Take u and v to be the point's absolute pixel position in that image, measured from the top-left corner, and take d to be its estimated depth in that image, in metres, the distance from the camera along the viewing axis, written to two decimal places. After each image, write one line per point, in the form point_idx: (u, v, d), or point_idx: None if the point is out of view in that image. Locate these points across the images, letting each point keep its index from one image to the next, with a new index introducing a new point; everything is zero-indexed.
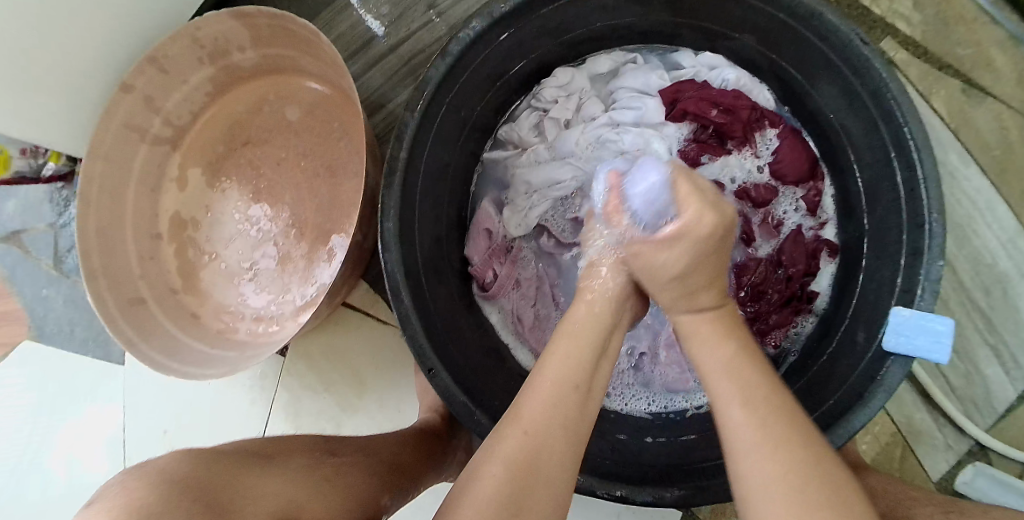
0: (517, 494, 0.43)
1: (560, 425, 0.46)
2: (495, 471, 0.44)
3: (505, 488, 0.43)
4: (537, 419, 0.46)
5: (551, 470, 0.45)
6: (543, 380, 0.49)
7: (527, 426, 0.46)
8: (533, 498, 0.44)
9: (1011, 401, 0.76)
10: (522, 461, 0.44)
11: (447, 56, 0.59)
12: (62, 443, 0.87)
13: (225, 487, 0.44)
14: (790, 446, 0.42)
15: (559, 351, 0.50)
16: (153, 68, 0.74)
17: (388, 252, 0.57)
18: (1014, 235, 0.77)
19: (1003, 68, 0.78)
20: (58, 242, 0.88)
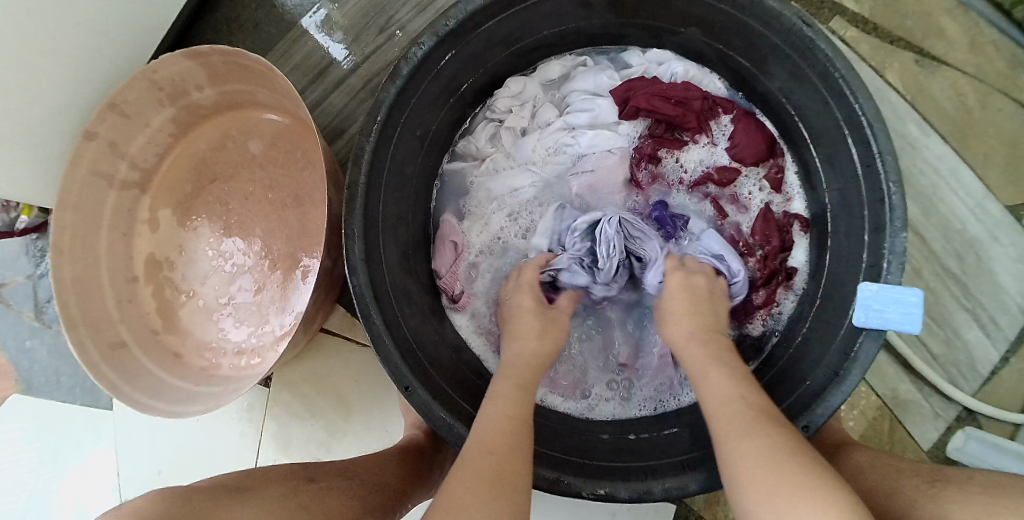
0: (490, 498, 0.44)
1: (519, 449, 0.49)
2: (469, 480, 0.46)
3: (482, 492, 0.44)
4: (496, 440, 0.49)
5: (519, 481, 0.47)
6: (501, 417, 0.51)
7: (492, 446, 0.48)
8: (509, 499, 0.45)
9: (995, 363, 0.76)
10: (492, 472, 0.46)
11: (397, 78, 0.60)
12: (68, 487, 0.87)
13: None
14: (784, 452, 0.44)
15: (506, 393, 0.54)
16: (113, 113, 0.75)
17: (355, 275, 0.57)
18: (981, 199, 0.77)
19: (954, 36, 0.78)
20: (37, 294, 0.89)
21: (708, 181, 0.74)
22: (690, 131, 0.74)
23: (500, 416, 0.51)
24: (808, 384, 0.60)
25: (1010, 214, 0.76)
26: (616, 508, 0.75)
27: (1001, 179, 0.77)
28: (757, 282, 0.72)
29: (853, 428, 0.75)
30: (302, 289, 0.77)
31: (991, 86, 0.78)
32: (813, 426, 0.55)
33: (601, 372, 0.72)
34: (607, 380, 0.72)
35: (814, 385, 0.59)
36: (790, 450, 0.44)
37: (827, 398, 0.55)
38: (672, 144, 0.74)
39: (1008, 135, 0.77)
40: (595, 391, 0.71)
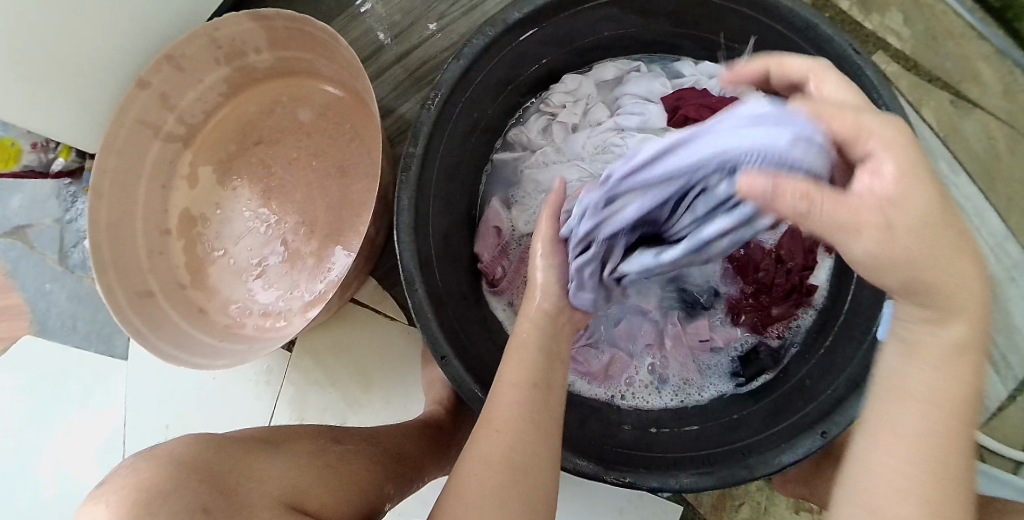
0: (499, 488, 0.46)
1: (530, 424, 0.48)
2: (477, 470, 0.47)
3: (491, 481, 0.46)
4: (506, 417, 0.49)
5: (541, 460, 0.47)
6: (504, 385, 0.51)
7: (499, 424, 0.48)
8: (522, 488, 0.46)
9: (1003, 400, 0.78)
10: (502, 460, 0.47)
11: (461, 59, 0.61)
12: (50, 453, 0.87)
13: (232, 473, 0.46)
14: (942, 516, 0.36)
15: (516, 358, 0.52)
16: (169, 66, 0.76)
17: (403, 243, 0.59)
18: (1002, 241, 0.79)
19: (990, 81, 0.81)
20: (64, 238, 0.89)
21: None
22: None
23: (504, 388, 0.50)
24: (827, 393, 0.61)
25: None
26: (623, 503, 0.77)
27: (1023, 223, 0.80)
28: (779, 297, 0.70)
29: None
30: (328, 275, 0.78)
31: (1022, 133, 0.81)
32: (831, 433, 0.55)
33: (632, 358, 0.72)
34: (642, 367, 0.72)
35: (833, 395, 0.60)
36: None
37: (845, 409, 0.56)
38: None
39: None
40: (629, 377, 0.72)
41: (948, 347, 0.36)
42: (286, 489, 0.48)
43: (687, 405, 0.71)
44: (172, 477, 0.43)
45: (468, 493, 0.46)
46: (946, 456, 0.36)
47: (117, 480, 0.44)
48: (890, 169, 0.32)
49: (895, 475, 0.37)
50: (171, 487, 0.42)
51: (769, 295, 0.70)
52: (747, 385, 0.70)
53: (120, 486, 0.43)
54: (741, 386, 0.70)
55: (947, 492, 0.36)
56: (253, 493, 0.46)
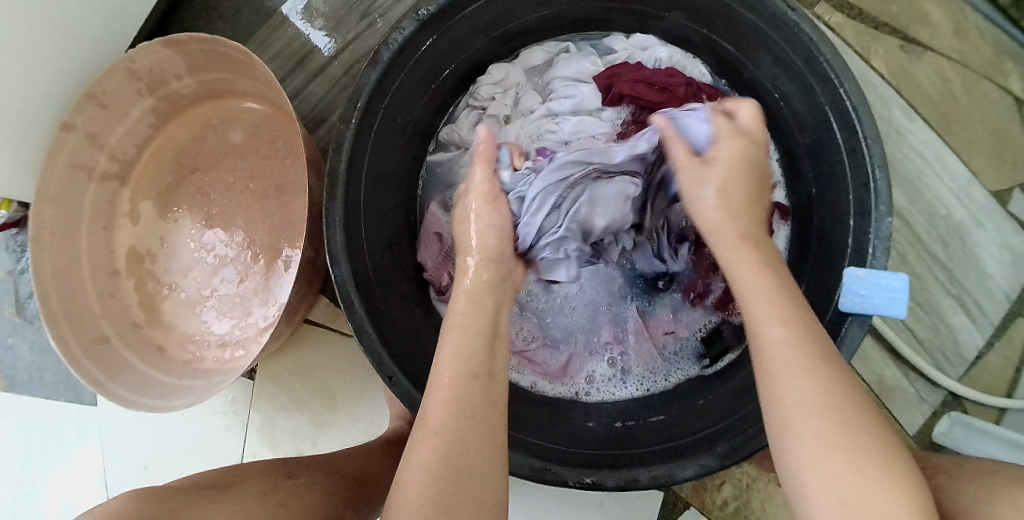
0: (441, 494, 0.41)
1: (468, 419, 0.44)
2: (416, 478, 0.42)
3: (429, 489, 0.42)
4: (446, 417, 0.44)
5: (482, 461, 0.43)
6: (440, 377, 0.47)
7: (436, 426, 0.44)
8: (463, 491, 0.42)
9: (980, 348, 0.76)
10: (440, 462, 0.42)
11: (377, 65, 0.59)
12: (54, 489, 0.85)
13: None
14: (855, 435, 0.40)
15: (451, 343, 0.48)
16: (91, 104, 0.73)
17: (337, 263, 0.56)
18: (966, 185, 0.77)
19: (938, 22, 0.78)
20: (18, 289, 0.87)
21: None
22: None
23: (443, 377, 0.46)
24: None
25: (994, 200, 0.76)
26: (603, 496, 0.75)
27: (986, 165, 0.77)
28: None
29: None
30: (284, 278, 0.76)
31: (976, 72, 0.78)
32: None
33: (590, 354, 0.71)
34: (529, 323, 0.72)
35: None
36: (842, 404, 0.41)
37: None
38: None
39: (993, 121, 0.77)
40: (588, 373, 0.71)
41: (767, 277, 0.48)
42: None
43: (653, 393, 0.69)
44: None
45: (406, 505, 0.42)
46: (797, 324, 0.44)
47: None
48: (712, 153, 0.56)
49: (782, 370, 0.43)
50: None
51: None
52: (712, 366, 0.69)
53: None
54: (707, 368, 0.69)
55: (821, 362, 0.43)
56: None
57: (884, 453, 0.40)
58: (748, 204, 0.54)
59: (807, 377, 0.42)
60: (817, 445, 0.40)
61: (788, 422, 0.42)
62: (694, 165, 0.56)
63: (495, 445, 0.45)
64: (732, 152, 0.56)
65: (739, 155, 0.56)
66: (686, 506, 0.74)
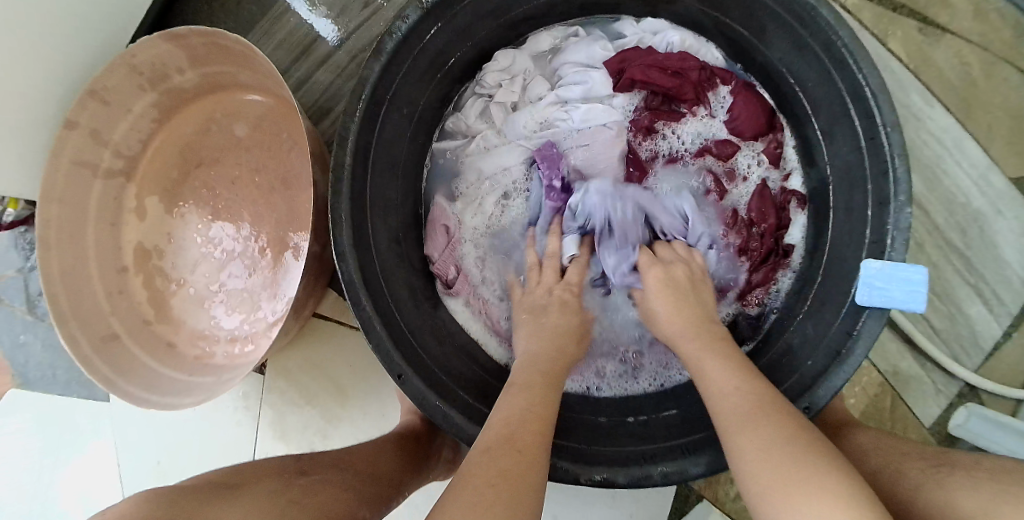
0: (514, 497, 0.41)
1: (540, 439, 0.47)
2: (487, 478, 0.42)
3: (507, 489, 0.42)
4: (527, 436, 0.46)
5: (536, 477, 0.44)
6: (507, 415, 0.48)
7: (518, 444, 0.45)
8: (529, 495, 0.42)
9: (998, 338, 0.74)
10: (517, 472, 0.43)
11: (381, 56, 0.57)
12: (69, 486, 0.85)
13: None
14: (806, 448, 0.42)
15: (519, 388, 0.52)
16: (93, 100, 0.72)
17: (344, 259, 0.56)
18: (985, 171, 0.75)
19: (958, 3, 0.76)
20: (28, 286, 0.87)
21: (706, 153, 0.73)
22: (688, 103, 0.72)
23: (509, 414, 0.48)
24: (808, 365, 0.58)
25: (1014, 186, 0.75)
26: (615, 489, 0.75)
27: (1005, 150, 0.75)
28: (754, 260, 0.71)
29: (852, 405, 0.74)
30: (292, 269, 0.76)
31: (997, 54, 0.76)
32: (815, 407, 0.54)
33: (603, 351, 0.70)
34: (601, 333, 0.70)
35: (814, 367, 0.57)
36: (802, 442, 0.43)
37: (828, 379, 0.54)
38: (669, 117, 0.73)
39: (1014, 104, 0.75)
40: (600, 368, 0.70)
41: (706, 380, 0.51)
42: None
43: (666, 388, 0.69)
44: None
45: (464, 502, 0.41)
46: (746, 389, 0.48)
47: None
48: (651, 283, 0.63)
49: (730, 422, 0.46)
50: None
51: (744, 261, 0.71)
52: None
53: None
54: None
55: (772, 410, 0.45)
56: None
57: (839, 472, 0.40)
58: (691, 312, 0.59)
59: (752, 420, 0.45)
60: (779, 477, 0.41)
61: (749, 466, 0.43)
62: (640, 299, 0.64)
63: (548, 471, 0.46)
64: (654, 277, 0.63)
65: (666, 277, 0.62)
66: (699, 499, 0.74)
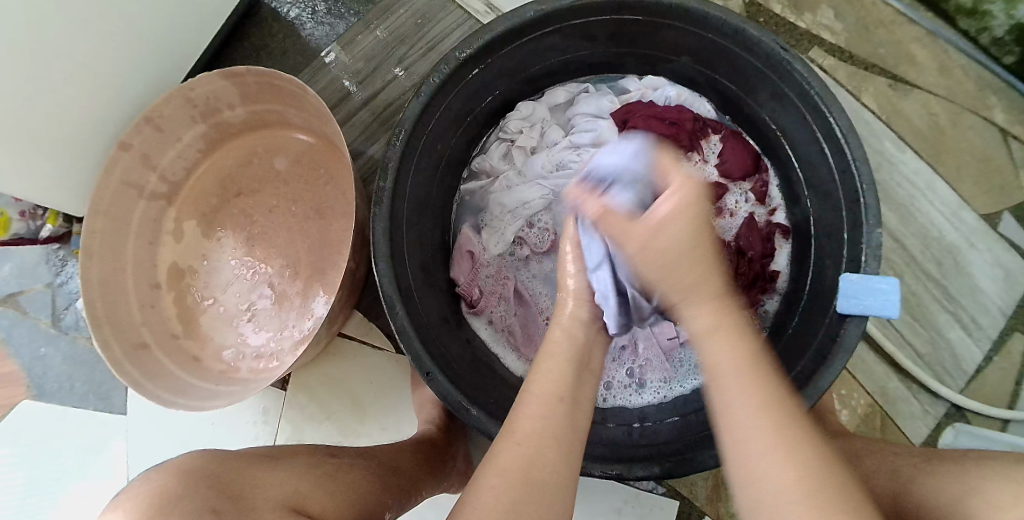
0: (515, 503, 0.43)
1: (552, 435, 0.47)
2: (495, 483, 0.44)
3: (506, 496, 0.43)
4: (540, 432, 0.47)
5: (554, 474, 0.45)
6: (531, 395, 0.50)
7: (521, 437, 0.46)
8: (549, 496, 0.44)
9: (979, 361, 0.79)
10: (521, 469, 0.45)
11: (420, 96, 0.65)
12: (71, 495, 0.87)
13: (235, 481, 0.47)
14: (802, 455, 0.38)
15: (543, 369, 0.52)
16: (148, 127, 0.80)
17: (381, 269, 0.61)
18: (956, 209, 0.82)
19: (924, 62, 0.86)
20: (56, 301, 0.92)
21: None
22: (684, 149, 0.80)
23: (531, 397, 0.50)
24: (803, 365, 0.63)
25: (983, 222, 0.82)
26: (620, 504, 0.77)
27: (973, 190, 0.83)
28: (744, 284, 0.76)
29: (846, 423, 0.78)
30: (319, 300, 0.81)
31: (960, 106, 0.85)
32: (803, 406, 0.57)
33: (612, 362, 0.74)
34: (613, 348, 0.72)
35: (808, 367, 0.62)
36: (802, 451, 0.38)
37: (816, 381, 0.58)
38: None
39: (979, 151, 0.84)
40: (608, 380, 0.74)
41: (705, 326, 0.44)
42: (287, 494, 0.48)
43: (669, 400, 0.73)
44: (182, 482, 0.44)
45: (480, 507, 0.43)
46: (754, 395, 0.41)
47: (132, 492, 0.44)
48: (669, 205, 0.45)
49: (744, 416, 0.40)
50: (182, 494, 0.43)
51: (736, 285, 0.76)
52: None
53: (133, 498, 0.43)
54: None
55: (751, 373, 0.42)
56: (258, 497, 0.46)
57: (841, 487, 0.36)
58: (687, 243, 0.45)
59: (735, 383, 0.42)
60: (751, 453, 0.39)
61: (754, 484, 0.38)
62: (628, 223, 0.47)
63: (574, 459, 0.47)
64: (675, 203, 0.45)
65: (696, 206, 0.46)
66: (702, 516, 0.76)
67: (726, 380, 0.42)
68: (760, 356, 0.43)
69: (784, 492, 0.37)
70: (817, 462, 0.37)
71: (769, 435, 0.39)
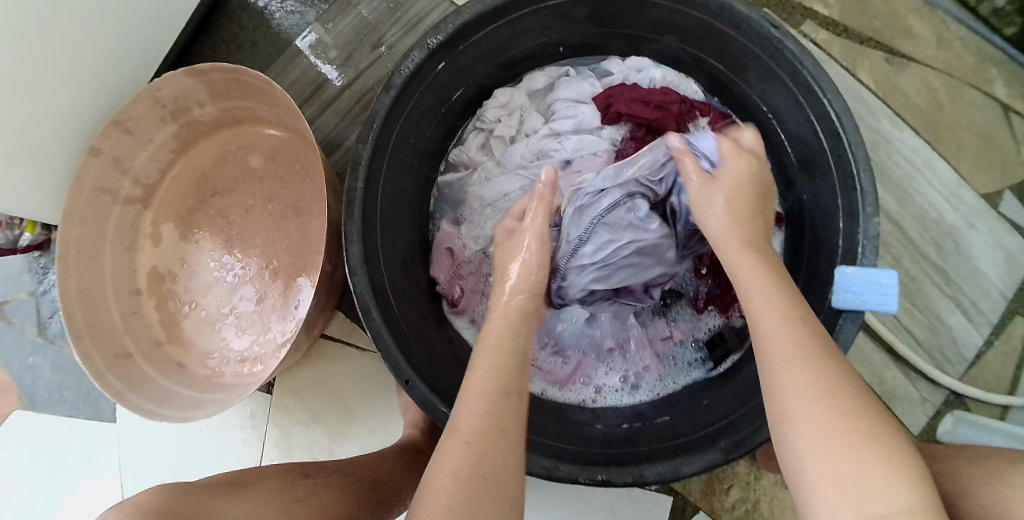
0: (469, 500, 0.43)
1: (499, 431, 0.46)
2: (446, 482, 0.44)
3: (460, 494, 0.43)
4: (490, 425, 0.46)
5: (500, 472, 0.45)
6: (474, 393, 0.48)
7: (468, 435, 0.46)
8: (500, 491, 0.44)
9: (979, 346, 0.77)
10: (470, 469, 0.44)
11: (390, 89, 0.62)
12: (67, 505, 0.87)
13: (193, 515, 0.47)
14: (834, 386, 0.42)
15: (486, 362, 0.50)
16: (118, 130, 0.77)
17: (355, 274, 0.59)
18: (956, 189, 0.79)
19: (922, 34, 0.82)
20: (40, 309, 0.90)
21: None
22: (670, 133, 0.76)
23: (474, 393, 0.48)
24: None
25: (984, 202, 0.79)
26: (613, 501, 0.76)
27: (974, 168, 0.80)
28: None
29: None
30: (301, 298, 0.79)
31: (961, 80, 0.81)
32: None
33: (600, 363, 0.74)
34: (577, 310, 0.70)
35: None
36: (835, 379, 0.42)
37: None
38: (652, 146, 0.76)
39: (979, 126, 0.80)
40: (598, 382, 0.73)
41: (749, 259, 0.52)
42: None
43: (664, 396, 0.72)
44: None
45: (433, 510, 0.43)
46: (793, 321, 0.46)
47: None
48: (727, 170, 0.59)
49: (774, 358, 0.44)
50: None
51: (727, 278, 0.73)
52: (716, 369, 0.71)
53: None
54: (712, 370, 0.71)
55: (783, 296, 0.48)
56: None
57: (863, 410, 0.41)
58: (746, 196, 0.57)
59: (767, 305, 0.47)
60: (789, 386, 0.43)
61: (787, 413, 0.42)
62: (703, 181, 0.59)
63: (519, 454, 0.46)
64: (739, 167, 0.59)
65: (748, 169, 0.59)
66: (696, 511, 0.75)
67: (759, 315, 0.47)
68: (794, 311, 0.47)
69: (811, 420, 0.41)
70: (843, 384, 0.42)
71: (801, 371, 0.43)
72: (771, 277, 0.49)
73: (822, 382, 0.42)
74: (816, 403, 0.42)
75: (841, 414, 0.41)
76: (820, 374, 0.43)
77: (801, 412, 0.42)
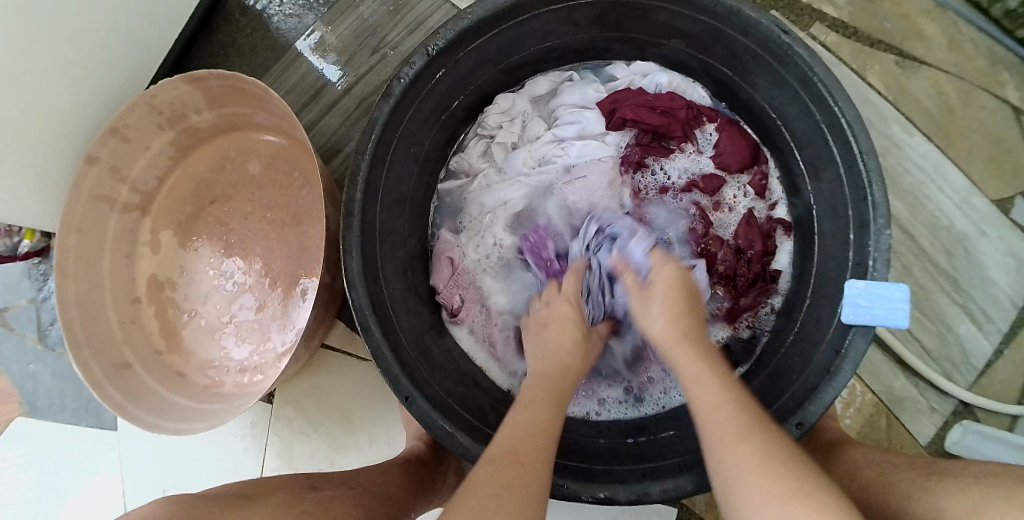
0: (516, 482, 0.45)
1: (543, 436, 0.50)
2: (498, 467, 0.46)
3: (509, 476, 0.45)
4: (526, 435, 0.49)
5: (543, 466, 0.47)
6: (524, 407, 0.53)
7: (517, 435, 0.49)
8: (525, 509, 0.44)
9: (989, 356, 0.76)
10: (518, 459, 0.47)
11: (389, 98, 0.61)
12: (69, 513, 0.86)
13: None
14: (766, 454, 0.42)
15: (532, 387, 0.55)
16: (114, 138, 0.76)
17: (354, 288, 0.58)
18: (967, 195, 0.78)
19: (933, 37, 0.80)
20: (40, 316, 0.89)
21: (693, 188, 0.76)
22: (677, 140, 0.76)
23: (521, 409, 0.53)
24: (802, 380, 0.61)
25: (996, 208, 0.78)
26: (617, 513, 0.76)
27: (985, 174, 0.78)
28: (743, 286, 0.73)
29: (849, 426, 0.75)
30: (301, 306, 0.78)
31: (972, 84, 0.79)
32: (806, 424, 0.55)
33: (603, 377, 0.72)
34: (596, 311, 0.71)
35: (807, 382, 0.60)
36: (770, 446, 0.43)
37: (818, 397, 0.55)
38: (658, 153, 0.76)
39: (991, 131, 0.79)
40: (600, 394, 0.72)
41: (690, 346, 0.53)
42: None
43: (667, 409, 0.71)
44: None
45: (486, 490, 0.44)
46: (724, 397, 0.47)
47: None
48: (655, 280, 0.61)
49: (716, 432, 0.45)
50: None
51: (732, 287, 0.74)
52: None
53: None
54: None
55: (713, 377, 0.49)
56: None
57: (802, 474, 0.41)
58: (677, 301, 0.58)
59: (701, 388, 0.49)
60: (727, 459, 0.44)
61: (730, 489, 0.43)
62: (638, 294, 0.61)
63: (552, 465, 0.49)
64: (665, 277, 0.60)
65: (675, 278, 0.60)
66: None
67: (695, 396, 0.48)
68: (725, 389, 0.48)
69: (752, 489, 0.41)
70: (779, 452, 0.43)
71: (738, 445, 0.43)
72: (707, 363, 0.51)
73: (757, 453, 0.43)
74: (753, 470, 0.42)
75: (777, 479, 0.41)
76: (751, 446, 0.43)
77: (741, 485, 0.42)
